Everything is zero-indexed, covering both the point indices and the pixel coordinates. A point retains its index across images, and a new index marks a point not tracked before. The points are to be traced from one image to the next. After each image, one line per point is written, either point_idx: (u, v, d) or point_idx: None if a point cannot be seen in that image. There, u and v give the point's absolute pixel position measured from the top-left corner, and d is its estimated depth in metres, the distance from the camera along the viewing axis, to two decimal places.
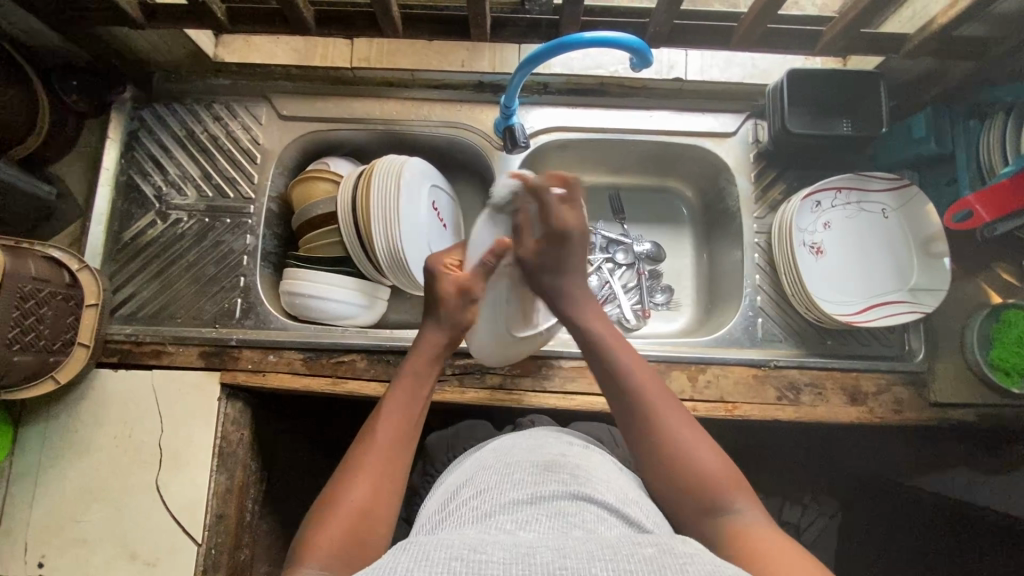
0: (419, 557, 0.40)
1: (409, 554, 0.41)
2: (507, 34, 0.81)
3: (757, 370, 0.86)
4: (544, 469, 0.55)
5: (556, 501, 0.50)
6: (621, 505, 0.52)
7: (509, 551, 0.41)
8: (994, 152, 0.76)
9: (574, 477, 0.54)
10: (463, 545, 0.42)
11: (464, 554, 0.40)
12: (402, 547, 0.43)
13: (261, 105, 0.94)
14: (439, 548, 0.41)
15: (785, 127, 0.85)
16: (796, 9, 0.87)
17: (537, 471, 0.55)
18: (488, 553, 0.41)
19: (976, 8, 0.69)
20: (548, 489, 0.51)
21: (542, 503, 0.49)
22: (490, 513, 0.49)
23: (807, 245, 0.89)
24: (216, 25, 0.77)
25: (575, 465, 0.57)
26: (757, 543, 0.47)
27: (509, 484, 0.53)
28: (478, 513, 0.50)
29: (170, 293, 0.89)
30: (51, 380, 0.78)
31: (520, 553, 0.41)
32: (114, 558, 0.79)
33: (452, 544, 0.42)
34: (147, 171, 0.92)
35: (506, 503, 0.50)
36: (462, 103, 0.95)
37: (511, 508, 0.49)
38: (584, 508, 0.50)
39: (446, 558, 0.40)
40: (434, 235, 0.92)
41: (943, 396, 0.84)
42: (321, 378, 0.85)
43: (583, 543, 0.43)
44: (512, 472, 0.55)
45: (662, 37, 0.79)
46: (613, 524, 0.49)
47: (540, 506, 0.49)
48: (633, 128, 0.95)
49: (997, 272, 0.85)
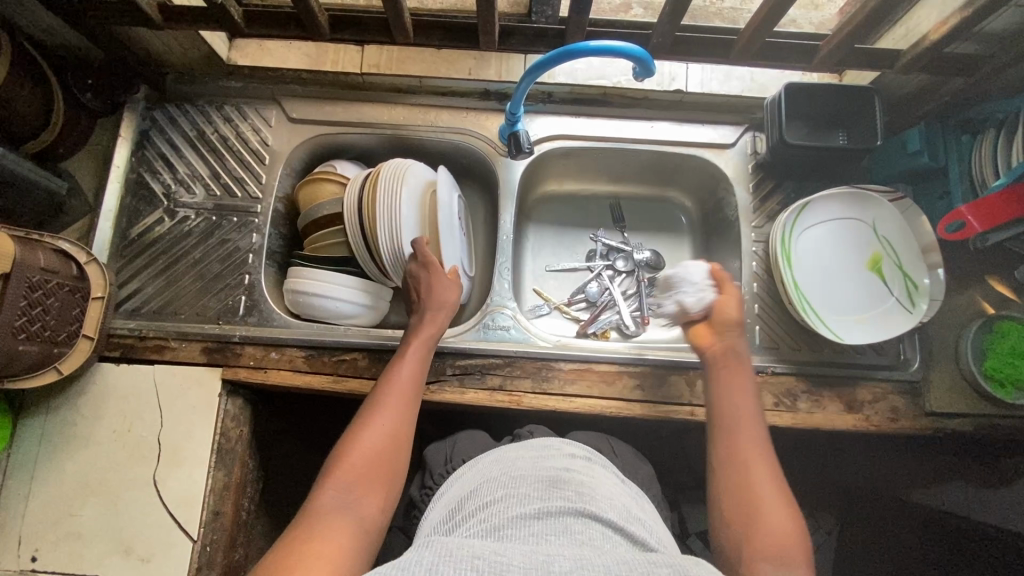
0: (443, 553, 0.43)
1: (430, 551, 0.44)
2: (514, 42, 0.83)
3: (754, 376, 0.87)
4: (549, 485, 0.55)
5: (563, 517, 0.51)
6: (626, 522, 0.53)
7: (527, 557, 0.44)
8: (987, 166, 0.79)
9: (579, 493, 0.55)
10: (483, 547, 0.45)
11: (485, 556, 0.43)
12: (424, 546, 0.46)
13: (272, 107, 0.96)
14: (461, 548, 0.44)
15: (783, 139, 0.87)
16: (793, 26, 0.90)
17: (542, 486, 0.55)
18: (507, 557, 0.44)
19: (966, 25, 0.71)
20: (555, 504, 0.52)
21: (550, 519, 0.50)
22: (500, 526, 0.50)
23: (806, 245, 0.91)
24: (231, 27, 0.79)
25: (579, 482, 0.57)
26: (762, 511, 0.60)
27: (517, 496, 0.54)
28: (487, 525, 0.51)
29: (175, 289, 0.90)
30: (54, 372, 0.78)
31: (538, 561, 0.44)
32: (109, 552, 0.78)
33: (473, 545, 0.45)
34: (157, 169, 0.94)
35: (515, 516, 0.51)
36: (469, 110, 0.97)
37: (519, 521, 0.50)
38: (592, 526, 0.51)
39: (468, 557, 0.43)
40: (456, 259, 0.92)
41: (938, 405, 0.85)
42: (322, 376, 0.85)
43: (598, 557, 0.45)
44: (518, 486, 0.56)
45: (663, 48, 0.82)
46: (620, 543, 0.50)
47: (547, 522, 0.50)
48: (635, 136, 0.97)
49: (991, 284, 0.86)
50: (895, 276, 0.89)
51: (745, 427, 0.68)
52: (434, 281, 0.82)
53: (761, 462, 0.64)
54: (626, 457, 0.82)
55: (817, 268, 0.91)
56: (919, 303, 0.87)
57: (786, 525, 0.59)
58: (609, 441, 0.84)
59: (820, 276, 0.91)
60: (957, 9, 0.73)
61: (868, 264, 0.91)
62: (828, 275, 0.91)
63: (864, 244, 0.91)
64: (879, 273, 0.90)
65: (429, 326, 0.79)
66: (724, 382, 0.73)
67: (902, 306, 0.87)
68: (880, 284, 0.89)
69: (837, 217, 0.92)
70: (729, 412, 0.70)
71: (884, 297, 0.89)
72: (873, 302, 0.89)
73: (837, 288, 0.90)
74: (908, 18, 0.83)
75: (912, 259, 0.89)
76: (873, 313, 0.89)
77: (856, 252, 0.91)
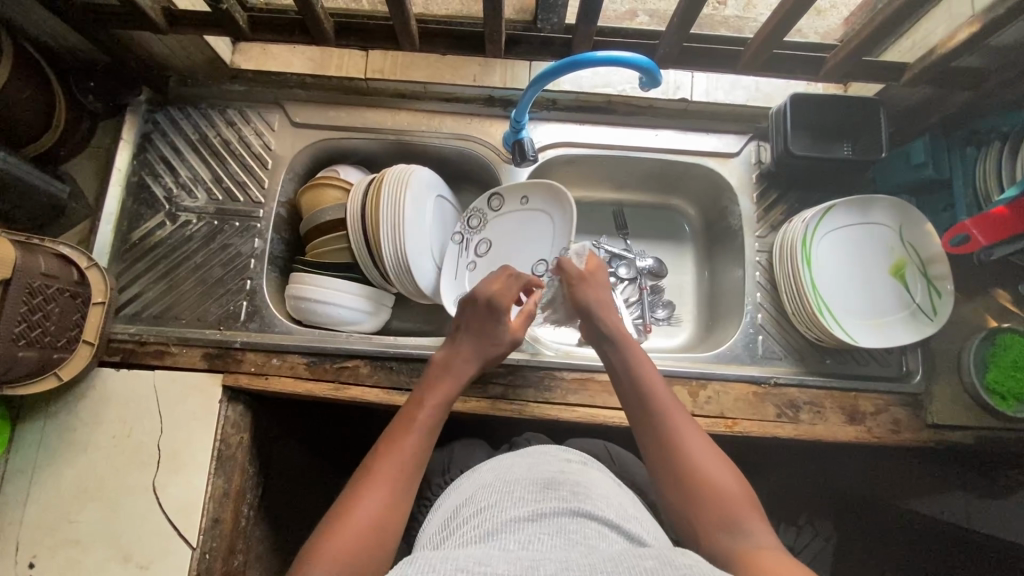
0: (427, 569, 0.42)
1: (415, 567, 0.42)
2: (521, 51, 0.83)
3: (756, 387, 0.87)
4: (543, 487, 0.55)
5: (557, 518, 0.50)
6: (621, 520, 0.53)
7: (513, 564, 0.42)
8: (990, 180, 0.79)
9: (574, 493, 0.54)
10: (469, 558, 0.43)
11: (470, 566, 0.42)
12: (410, 561, 0.44)
13: (275, 111, 0.96)
14: (446, 561, 0.42)
15: (788, 149, 0.87)
16: (799, 36, 0.88)
17: (537, 489, 0.55)
18: (492, 566, 0.42)
19: (974, 41, 0.71)
20: (548, 506, 0.51)
21: (543, 520, 0.50)
22: (494, 530, 0.49)
23: (824, 255, 0.89)
24: (236, 32, 0.79)
25: (575, 483, 0.57)
26: (708, 481, 0.58)
27: (510, 501, 0.53)
28: (480, 531, 0.50)
29: (176, 293, 0.89)
30: (54, 377, 0.77)
31: (525, 567, 0.42)
32: (108, 559, 0.78)
33: (457, 558, 0.43)
34: (159, 172, 0.93)
35: (507, 520, 0.50)
36: (473, 116, 0.97)
37: (512, 525, 0.49)
38: (587, 525, 0.50)
39: (453, 569, 0.41)
40: (516, 249, 0.95)
41: (939, 417, 0.85)
42: (324, 383, 0.85)
43: (586, 558, 0.44)
44: (513, 490, 0.55)
45: (671, 58, 0.81)
46: (613, 541, 0.49)
47: (540, 524, 0.49)
48: (639, 144, 0.96)
49: (996, 297, 0.85)
50: (918, 283, 0.88)
51: (660, 404, 0.66)
52: (479, 328, 0.79)
53: (685, 428, 0.63)
54: (626, 466, 0.82)
55: (836, 275, 0.89)
56: (941, 308, 0.86)
57: (733, 484, 0.58)
58: (606, 445, 0.86)
59: (842, 287, 0.89)
60: (965, 23, 0.73)
61: (890, 271, 0.90)
62: (847, 277, 0.90)
63: (884, 250, 0.90)
64: (901, 279, 0.89)
65: (448, 381, 0.73)
66: (629, 367, 0.71)
67: (925, 313, 0.87)
68: (902, 289, 0.89)
69: (851, 224, 0.90)
70: (641, 397, 0.67)
71: (907, 303, 0.88)
72: (894, 309, 0.88)
73: (859, 298, 0.89)
74: (916, 30, 0.83)
75: (933, 264, 0.87)
76: (893, 318, 0.88)
77: (878, 259, 0.90)
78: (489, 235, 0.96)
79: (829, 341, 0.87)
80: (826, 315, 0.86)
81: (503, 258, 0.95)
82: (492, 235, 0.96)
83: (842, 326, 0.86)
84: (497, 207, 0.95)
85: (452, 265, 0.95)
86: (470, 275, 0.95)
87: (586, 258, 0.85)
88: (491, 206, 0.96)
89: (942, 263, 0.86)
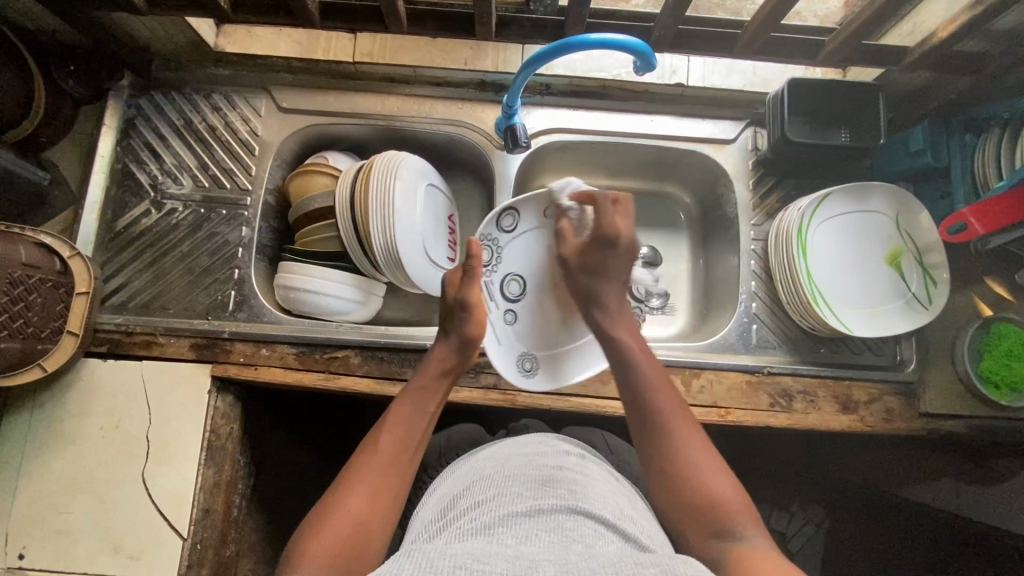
0: (424, 564, 0.40)
1: (412, 561, 0.41)
2: (511, 34, 0.81)
3: (750, 376, 0.86)
4: (542, 483, 0.54)
5: (554, 515, 0.49)
6: (619, 520, 0.52)
7: (512, 563, 0.41)
8: (988, 166, 0.78)
9: (571, 492, 0.53)
10: (467, 554, 0.42)
11: (468, 563, 0.40)
12: (406, 554, 0.43)
13: (261, 96, 0.93)
14: (444, 556, 0.41)
15: (785, 136, 0.86)
16: (797, 19, 0.85)
17: (535, 486, 0.54)
18: (492, 564, 0.41)
19: (974, 24, 0.70)
20: (547, 503, 0.50)
21: (541, 517, 0.49)
22: (491, 525, 0.48)
23: (820, 242, 0.88)
24: (218, 14, 0.76)
25: (573, 480, 0.56)
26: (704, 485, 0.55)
27: (508, 495, 0.52)
28: (478, 525, 0.49)
29: (163, 283, 0.88)
30: (39, 369, 0.76)
31: (523, 566, 0.41)
32: (98, 550, 0.77)
33: (456, 554, 0.42)
34: (143, 159, 0.91)
35: (504, 515, 0.49)
36: (462, 101, 0.95)
37: (509, 521, 0.48)
38: (584, 523, 0.49)
39: (451, 566, 0.40)
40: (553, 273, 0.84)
41: (934, 406, 0.85)
42: (314, 373, 0.84)
43: (585, 560, 0.42)
44: (511, 485, 0.54)
45: (666, 41, 0.79)
46: (611, 541, 0.48)
47: (537, 520, 0.49)
48: (634, 131, 0.95)
49: (990, 285, 0.85)
50: (914, 271, 0.88)
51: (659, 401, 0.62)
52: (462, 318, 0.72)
53: (686, 428, 0.59)
54: (620, 454, 0.82)
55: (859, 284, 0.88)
56: (936, 297, 0.85)
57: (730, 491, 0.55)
58: (603, 433, 0.85)
59: (839, 281, 0.88)
60: (965, 7, 0.71)
61: (886, 260, 0.89)
62: (843, 265, 0.89)
63: (881, 238, 0.89)
64: (897, 268, 0.88)
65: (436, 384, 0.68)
66: (633, 360, 0.66)
67: (920, 301, 0.86)
68: (897, 278, 0.88)
69: (847, 212, 0.89)
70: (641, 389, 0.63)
71: (903, 291, 0.87)
72: (890, 297, 0.88)
73: (856, 289, 0.88)
74: (916, 13, 0.81)
75: (930, 251, 0.87)
76: (889, 306, 0.87)
77: (875, 246, 0.89)
78: (511, 268, 0.83)
79: (824, 329, 0.87)
80: (822, 307, 0.85)
81: (541, 292, 0.85)
82: (515, 266, 0.83)
83: (839, 319, 0.85)
84: (513, 226, 0.82)
85: (491, 324, 0.81)
86: (513, 328, 0.83)
87: (561, 223, 0.77)
88: (503, 229, 0.81)
89: (937, 249, 0.86)
